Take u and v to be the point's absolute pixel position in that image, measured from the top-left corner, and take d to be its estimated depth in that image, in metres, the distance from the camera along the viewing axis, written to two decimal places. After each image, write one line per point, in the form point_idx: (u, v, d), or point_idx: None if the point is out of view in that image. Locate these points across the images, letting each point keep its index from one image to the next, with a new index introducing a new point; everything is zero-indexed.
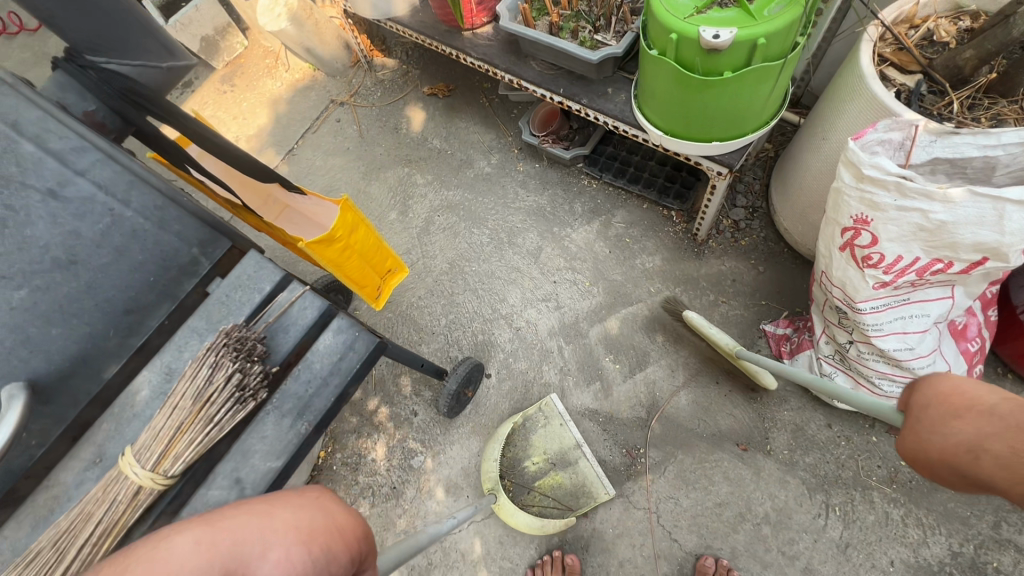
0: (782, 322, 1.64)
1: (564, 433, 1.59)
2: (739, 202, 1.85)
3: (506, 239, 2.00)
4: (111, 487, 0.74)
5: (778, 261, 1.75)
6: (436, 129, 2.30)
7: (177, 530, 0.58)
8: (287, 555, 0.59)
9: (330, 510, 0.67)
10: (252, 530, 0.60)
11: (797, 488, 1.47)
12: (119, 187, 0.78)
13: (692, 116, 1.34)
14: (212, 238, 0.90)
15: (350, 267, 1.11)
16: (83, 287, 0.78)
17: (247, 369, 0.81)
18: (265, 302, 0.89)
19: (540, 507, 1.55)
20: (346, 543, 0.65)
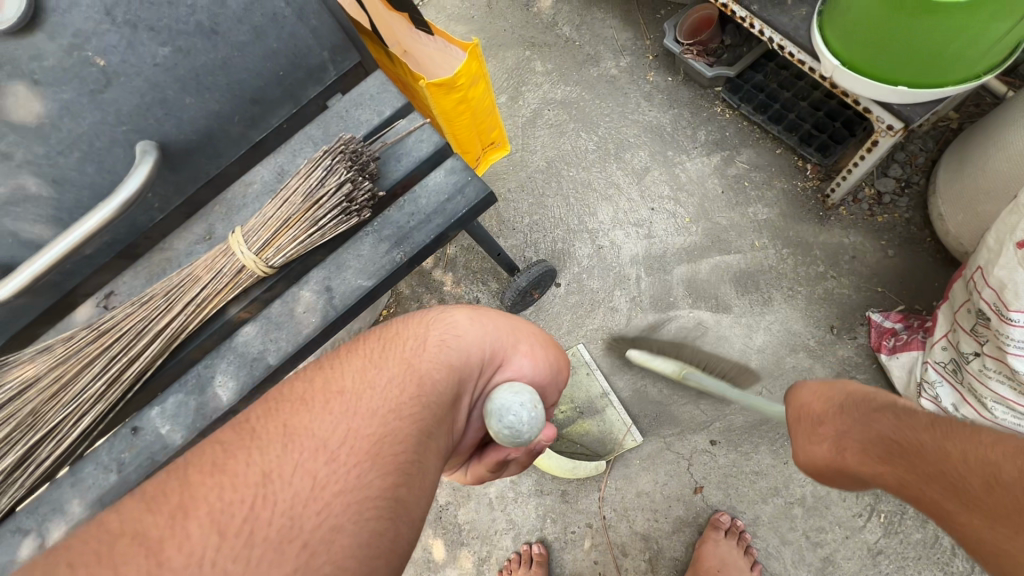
0: (893, 315, 1.46)
1: (591, 382, 1.60)
2: (892, 172, 1.59)
3: (613, 152, 1.86)
4: (219, 261, 0.90)
5: (914, 250, 1.54)
6: (570, 15, 2.10)
7: (449, 312, 0.74)
8: (531, 356, 0.79)
9: (541, 333, 0.86)
10: (507, 327, 0.78)
11: None
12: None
13: (884, 47, 1.12)
14: (345, 49, 1.03)
15: (457, 126, 1.07)
16: (220, 62, 0.93)
17: (358, 183, 0.90)
18: (383, 125, 1.01)
19: (569, 448, 1.56)
20: (558, 359, 0.87)
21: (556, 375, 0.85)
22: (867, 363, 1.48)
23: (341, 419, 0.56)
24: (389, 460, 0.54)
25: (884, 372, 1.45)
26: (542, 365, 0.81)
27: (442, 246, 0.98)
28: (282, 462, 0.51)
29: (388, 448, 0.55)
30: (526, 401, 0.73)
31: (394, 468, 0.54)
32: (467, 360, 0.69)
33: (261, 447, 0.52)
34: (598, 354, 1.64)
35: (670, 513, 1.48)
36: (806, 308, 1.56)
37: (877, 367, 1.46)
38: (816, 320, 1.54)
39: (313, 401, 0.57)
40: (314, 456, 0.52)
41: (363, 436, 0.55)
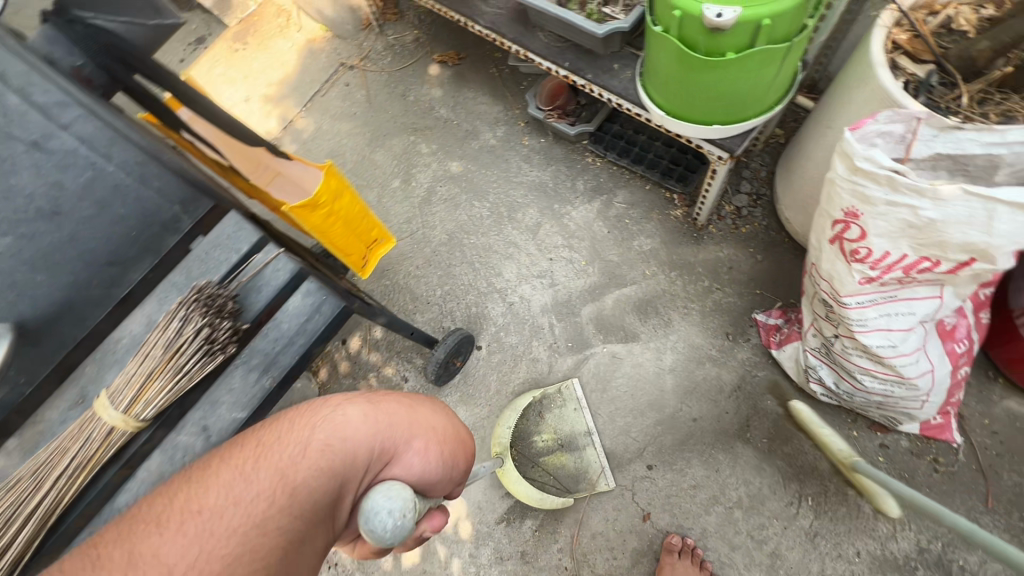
0: (775, 312, 1.63)
1: (577, 418, 1.65)
2: (743, 188, 1.81)
3: (506, 214, 2.00)
4: (88, 426, 0.90)
5: (778, 252, 1.73)
6: (444, 98, 2.28)
7: (345, 410, 0.83)
8: (426, 453, 0.87)
9: (444, 423, 0.94)
10: (400, 423, 0.86)
11: (772, 476, 1.49)
12: (101, 143, 0.92)
13: (692, 98, 1.32)
14: (194, 199, 1.06)
15: (334, 233, 1.13)
16: (66, 237, 0.95)
17: (216, 325, 0.95)
18: (241, 261, 1.03)
19: (541, 481, 1.61)
20: (455, 446, 0.94)
21: (450, 470, 0.91)
22: (763, 360, 1.62)
23: (220, 516, 0.67)
24: (255, 554, 0.66)
25: (779, 365, 1.59)
26: (438, 459, 0.88)
27: (310, 364, 1.05)
28: (157, 552, 0.63)
29: (260, 534, 0.67)
30: (395, 509, 0.75)
31: (265, 561, 0.66)
32: (354, 460, 0.78)
33: (133, 548, 0.63)
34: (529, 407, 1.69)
35: (626, 547, 1.51)
36: (702, 321, 1.70)
37: (772, 362, 1.61)
38: (713, 330, 1.68)
39: (199, 502, 0.68)
40: (185, 550, 0.63)
41: (238, 529, 0.66)
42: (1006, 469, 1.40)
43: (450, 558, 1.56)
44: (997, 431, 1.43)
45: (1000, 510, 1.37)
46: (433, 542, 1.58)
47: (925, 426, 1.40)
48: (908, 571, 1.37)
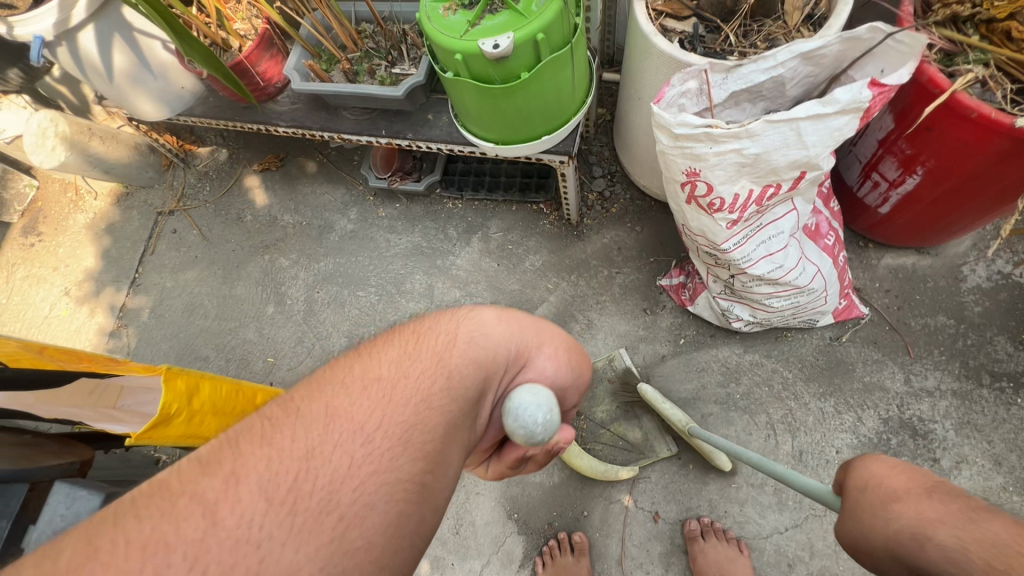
0: (675, 272, 1.68)
1: (631, 386, 1.62)
2: (597, 173, 1.87)
3: (395, 290, 1.91)
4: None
5: (651, 216, 1.81)
6: (283, 203, 2.15)
7: (478, 308, 0.73)
8: (553, 362, 0.79)
9: (571, 342, 0.85)
10: (530, 329, 0.77)
11: (742, 419, 1.54)
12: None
13: (511, 122, 1.32)
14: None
15: (211, 427, 0.99)
16: None
17: None
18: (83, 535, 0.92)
19: (606, 457, 1.58)
20: (582, 367, 0.86)
21: (573, 380, 0.83)
22: (685, 318, 1.67)
23: (375, 407, 0.60)
24: (417, 449, 0.58)
25: (699, 317, 1.65)
26: (566, 369, 0.81)
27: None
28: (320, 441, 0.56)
29: (418, 436, 0.59)
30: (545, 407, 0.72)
31: (420, 455, 0.58)
32: (495, 355, 0.70)
33: (304, 424, 0.58)
34: None
35: (652, 555, 1.48)
36: (619, 308, 1.72)
37: (693, 316, 1.66)
38: (631, 312, 1.71)
39: (346, 386, 0.61)
40: (349, 437, 0.57)
41: (394, 425, 0.59)
42: (912, 316, 1.54)
43: None
44: (890, 289, 1.57)
45: (925, 353, 1.50)
46: None
47: (837, 313, 1.51)
48: (885, 444, 1.45)
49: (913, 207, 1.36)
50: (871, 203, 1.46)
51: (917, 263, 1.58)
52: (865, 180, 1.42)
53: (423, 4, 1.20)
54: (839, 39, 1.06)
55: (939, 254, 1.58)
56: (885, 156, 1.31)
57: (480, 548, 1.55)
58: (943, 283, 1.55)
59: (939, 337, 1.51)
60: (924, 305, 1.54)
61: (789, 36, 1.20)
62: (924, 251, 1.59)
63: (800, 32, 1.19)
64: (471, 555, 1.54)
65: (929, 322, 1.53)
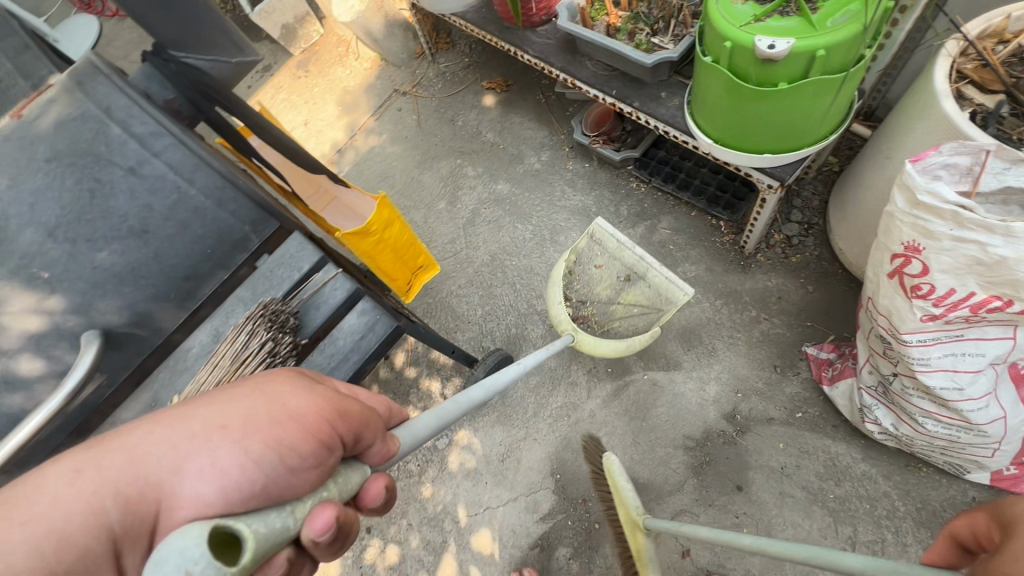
0: (827, 346, 1.56)
1: (620, 253, 1.56)
2: (794, 217, 1.77)
3: (548, 236, 2.02)
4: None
5: (831, 282, 1.67)
6: (491, 123, 2.34)
7: (57, 463, 0.56)
8: (262, 454, 0.59)
9: (300, 402, 0.65)
10: (180, 440, 0.59)
11: (822, 519, 1.42)
12: (187, 169, 0.83)
13: (743, 126, 1.31)
14: (264, 219, 0.95)
15: (383, 259, 1.18)
16: (151, 254, 0.86)
17: (278, 339, 0.90)
18: (301, 281, 0.97)
19: (624, 330, 1.62)
20: (330, 430, 0.65)
21: (297, 476, 0.59)
22: (814, 395, 1.54)
23: None
24: None
25: (830, 402, 1.52)
26: (286, 463, 0.59)
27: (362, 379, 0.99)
28: None
29: None
30: (189, 561, 0.44)
31: None
32: (90, 522, 0.54)
33: None
34: (566, 431, 1.67)
35: None
36: (749, 352, 1.65)
37: (824, 398, 1.53)
38: (760, 362, 1.63)
39: None
40: None
41: None
42: None
43: None
44: None
45: None
46: (467, 561, 1.59)
47: (996, 476, 1.30)
48: None
49: None
50: None
51: None
52: None
53: None
54: None
55: None
56: None
57: (514, 484, 1.65)
58: None
59: None
60: None
61: None
62: None
63: None
64: (505, 485, 1.66)
65: None
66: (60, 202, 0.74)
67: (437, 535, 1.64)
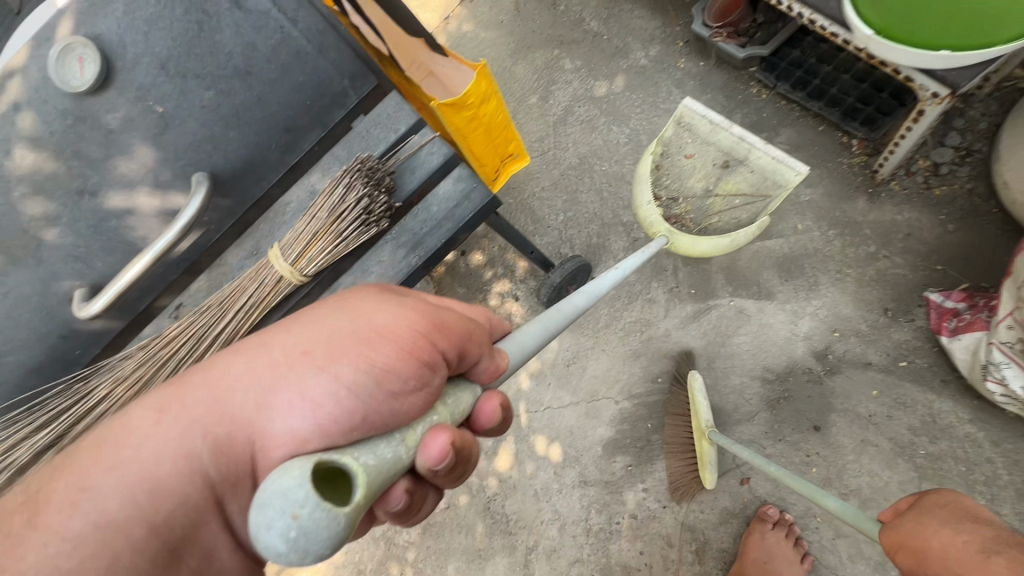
0: (956, 294, 1.36)
1: (717, 135, 1.40)
2: (949, 141, 1.48)
3: (646, 143, 1.86)
4: (263, 270, 0.89)
5: (979, 223, 1.42)
6: (597, 9, 2.09)
7: (139, 407, 0.61)
8: (352, 378, 0.61)
9: (387, 321, 0.67)
10: (267, 374, 0.63)
11: (905, 473, 1.32)
12: (291, 7, 0.84)
13: (918, 11, 1.05)
14: (364, 74, 0.94)
15: (474, 138, 1.12)
16: (255, 99, 0.89)
17: (374, 197, 0.86)
18: (398, 142, 0.94)
19: (723, 221, 1.52)
20: (430, 348, 0.67)
21: (403, 401, 0.62)
22: (926, 346, 1.38)
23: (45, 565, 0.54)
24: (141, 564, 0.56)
25: (945, 355, 1.35)
26: (383, 388, 0.62)
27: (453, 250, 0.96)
28: None
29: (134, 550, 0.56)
30: (297, 505, 0.46)
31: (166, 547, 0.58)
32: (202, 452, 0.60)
33: None
34: (637, 347, 1.63)
35: (715, 504, 1.47)
36: (857, 291, 1.48)
37: (937, 351, 1.37)
38: (869, 303, 1.46)
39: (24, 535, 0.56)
40: None
41: None
42: None
43: (536, 472, 1.64)
44: None
45: None
46: (522, 452, 1.66)
47: None
48: None
49: None
50: None
51: None
52: None
53: None
54: None
55: None
56: None
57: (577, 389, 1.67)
58: None
59: None
60: None
61: None
62: None
63: None
64: (567, 389, 1.68)
65: None
66: (172, 33, 0.79)
67: (497, 424, 1.72)
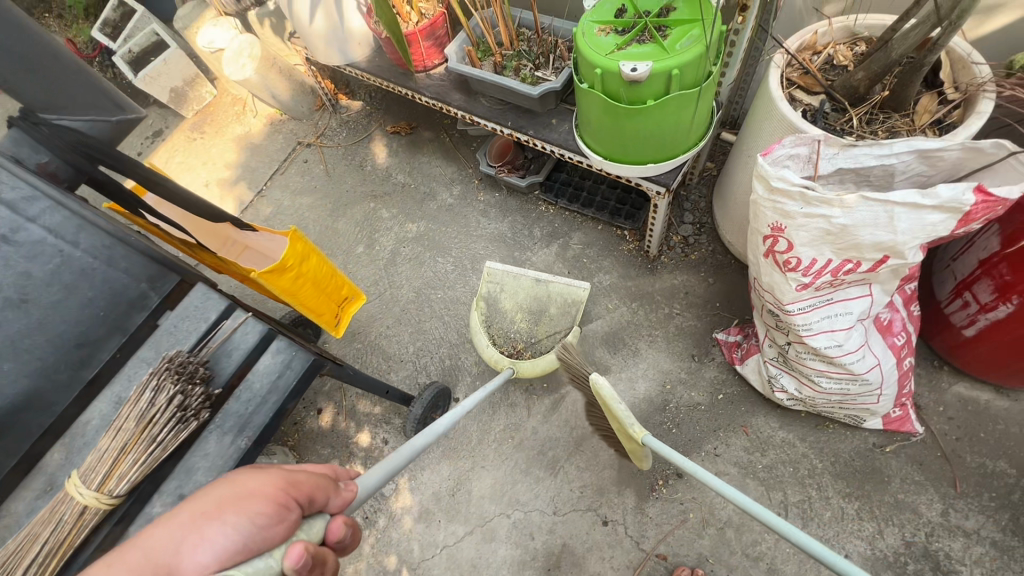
0: (733, 330, 1.71)
1: (520, 280, 1.65)
2: (687, 219, 1.95)
3: (470, 265, 2.07)
4: (58, 510, 0.85)
5: (727, 273, 1.84)
6: (400, 164, 2.39)
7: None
8: (235, 520, 0.66)
9: (260, 480, 0.73)
10: (173, 532, 0.66)
11: (756, 489, 1.52)
12: (67, 231, 0.91)
13: (622, 141, 1.45)
14: (161, 274, 1.03)
15: (305, 294, 1.34)
16: (35, 323, 0.91)
17: (188, 391, 0.96)
18: (210, 329, 1.05)
19: (552, 344, 1.74)
20: (292, 496, 0.73)
21: (268, 531, 0.67)
22: (729, 377, 1.68)
23: None
24: None
25: (744, 380, 1.65)
26: (257, 524, 0.67)
27: (282, 419, 1.09)
28: None
29: None
30: None
31: None
32: None
33: None
34: (512, 454, 1.69)
35: None
36: (668, 347, 1.76)
37: (738, 378, 1.67)
38: (679, 355, 1.74)
39: None
40: None
41: None
42: (969, 451, 1.47)
43: None
44: (953, 417, 1.52)
45: (971, 492, 1.43)
46: None
47: (887, 420, 1.47)
48: (900, 566, 1.38)
49: (995, 337, 1.35)
50: (957, 322, 1.44)
51: (990, 401, 1.52)
52: (955, 297, 1.42)
53: (582, 21, 1.36)
54: (961, 147, 1.09)
55: (1017, 400, 1.51)
56: (982, 277, 1.30)
57: (467, 517, 1.63)
58: (1014, 430, 1.48)
59: (992, 483, 1.43)
60: (986, 445, 1.47)
61: (911, 133, 1.25)
62: (1002, 391, 1.52)
63: (924, 132, 1.24)
64: (458, 520, 1.63)
65: (986, 463, 1.45)
66: None
67: None
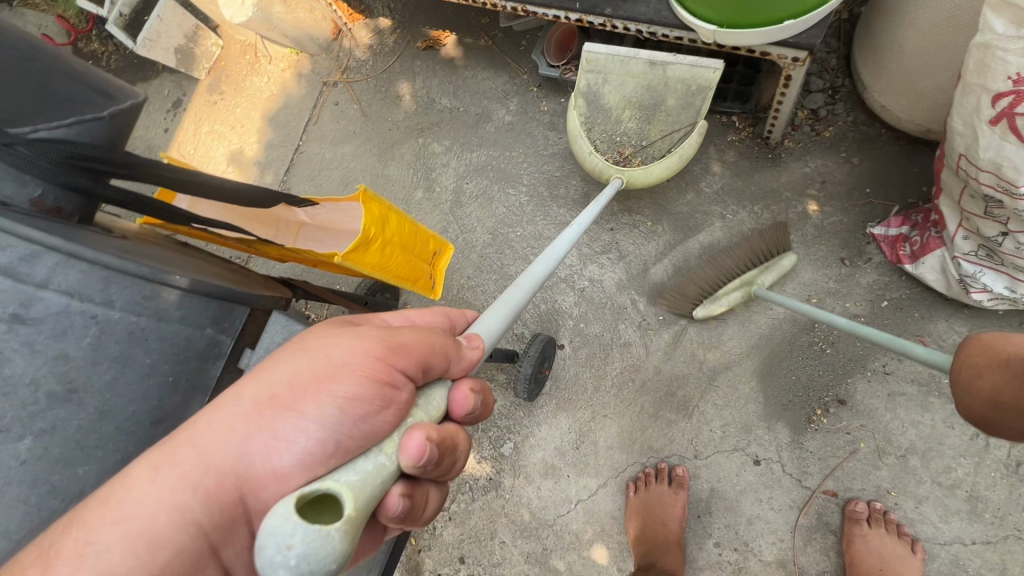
0: (895, 220, 1.36)
1: (629, 65, 1.36)
2: (814, 86, 1.52)
3: (547, 193, 1.79)
4: None
5: (876, 147, 1.46)
6: (441, 86, 2.05)
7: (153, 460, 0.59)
8: (319, 412, 0.58)
9: (345, 353, 0.62)
10: (244, 418, 0.59)
11: (943, 408, 1.28)
12: (94, 290, 0.73)
13: None
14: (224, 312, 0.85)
15: (397, 264, 1.15)
16: (95, 414, 0.73)
17: None
18: None
19: (667, 147, 1.46)
20: (389, 371, 0.60)
21: (363, 423, 0.57)
22: (894, 279, 1.37)
23: None
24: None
25: (917, 280, 1.34)
26: (350, 415, 0.58)
27: None
28: None
29: None
30: (290, 533, 0.43)
31: None
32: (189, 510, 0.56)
33: None
34: (636, 399, 1.51)
35: (794, 527, 1.34)
36: (807, 254, 1.46)
37: (907, 279, 1.35)
38: (823, 261, 1.44)
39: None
40: None
41: None
42: None
43: None
44: None
45: None
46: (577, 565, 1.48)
47: None
48: None
49: None
50: None
51: None
52: None
53: None
54: None
55: None
56: None
57: (598, 469, 1.52)
58: None
59: None
60: None
61: None
62: None
63: None
64: (588, 473, 1.53)
65: None
66: None
67: (536, 544, 1.52)
